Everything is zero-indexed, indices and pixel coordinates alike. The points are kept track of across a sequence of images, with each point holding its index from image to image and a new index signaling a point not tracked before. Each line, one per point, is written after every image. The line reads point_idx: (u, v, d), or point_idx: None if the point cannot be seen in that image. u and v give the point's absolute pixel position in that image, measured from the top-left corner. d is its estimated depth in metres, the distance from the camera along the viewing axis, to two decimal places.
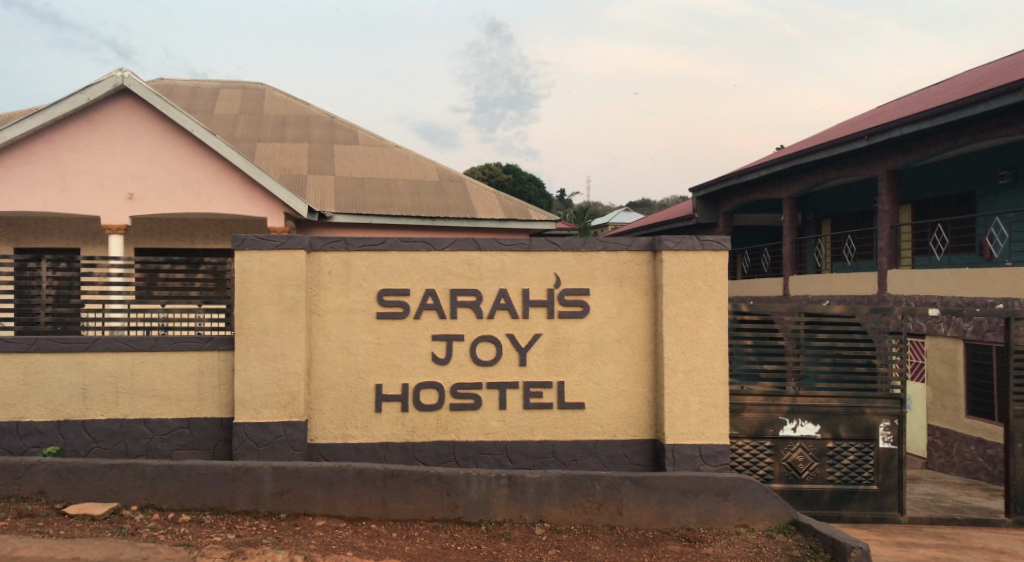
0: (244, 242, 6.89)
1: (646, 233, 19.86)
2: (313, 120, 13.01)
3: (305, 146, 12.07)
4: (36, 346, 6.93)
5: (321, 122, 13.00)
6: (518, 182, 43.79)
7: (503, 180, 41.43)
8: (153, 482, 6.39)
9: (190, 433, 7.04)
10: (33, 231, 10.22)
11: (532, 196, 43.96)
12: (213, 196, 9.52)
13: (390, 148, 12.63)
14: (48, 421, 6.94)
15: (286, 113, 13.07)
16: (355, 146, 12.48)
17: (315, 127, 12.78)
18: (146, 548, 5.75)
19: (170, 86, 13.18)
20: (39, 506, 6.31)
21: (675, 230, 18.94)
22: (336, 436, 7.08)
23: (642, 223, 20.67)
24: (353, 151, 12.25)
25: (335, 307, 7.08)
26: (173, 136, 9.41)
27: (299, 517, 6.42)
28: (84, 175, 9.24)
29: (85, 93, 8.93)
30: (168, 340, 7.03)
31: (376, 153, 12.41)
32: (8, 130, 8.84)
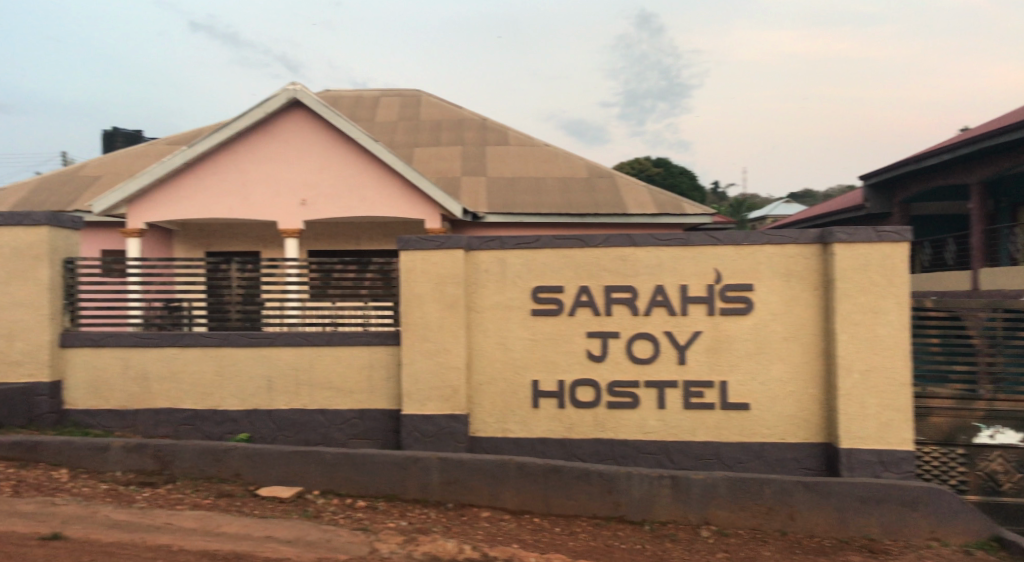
0: (409, 242, 7.21)
1: (811, 224, 18.82)
2: (467, 123, 13.35)
3: (458, 149, 12.46)
4: (229, 340, 7.56)
5: (473, 124, 13.34)
6: (668, 177, 42.96)
7: (655, 174, 40.80)
8: (332, 469, 6.84)
9: (363, 423, 7.48)
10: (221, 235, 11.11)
11: (684, 190, 42.94)
12: (376, 200, 10.00)
13: (541, 146, 12.73)
14: (240, 410, 7.56)
15: (441, 117, 13.54)
16: (506, 146, 12.71)
17: (467, 129, 13.15)
18: (328, 531, 6.15)
19: (335, 97, 14.07)
20: (236, 486, 6.86)
21: (844, 221, 17.83)
22: (497, 430, 7.25)
23: (806, 215, 19.63)
24: (504, 151, 12.48)
25: (493, 304, 7.24)
26: (341, 145, 9.97)
27: (466, 508, 6.64)
28: (263, 183, 9.98)
29: (262, 107, 9.64)
30: (342, 335, 7.54)
31: (527, 152, 12.56)
32: (200, 144, 9.69)
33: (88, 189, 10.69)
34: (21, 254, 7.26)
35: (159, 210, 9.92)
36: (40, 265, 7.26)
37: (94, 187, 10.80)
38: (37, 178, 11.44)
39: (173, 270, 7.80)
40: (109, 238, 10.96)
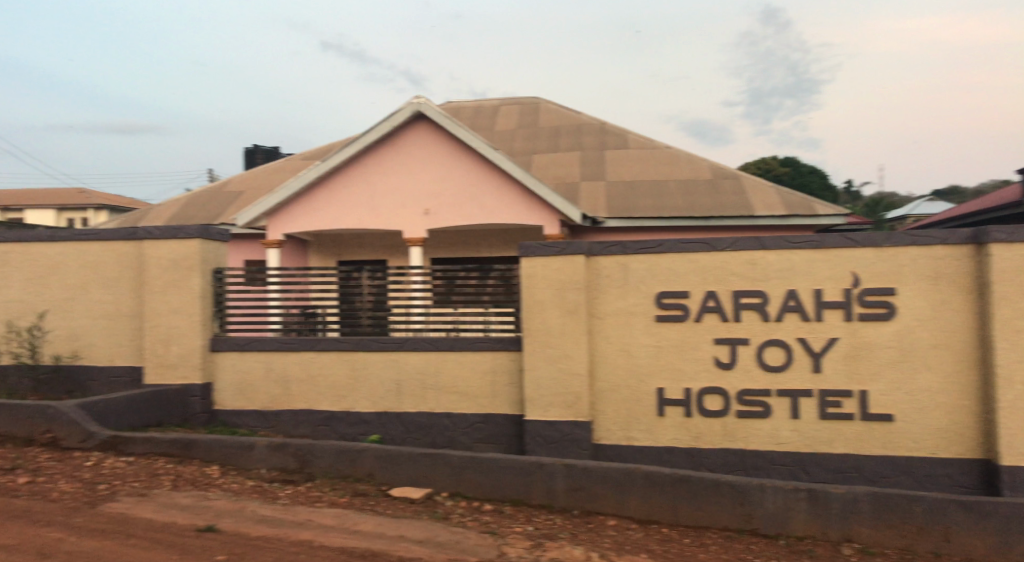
0: (530, 249, 7.28)
1: (961, 224, 17.47)
2: (585, 129, 13.33)
3: (577, 154, 12.47)
4: (361, 345, 7.88)
5: (592, 129, 13.32)
6: (797, 176, 41.12)
7: (782, 174, 39.16)
8: (460, 472, 6.99)
9: (487, 427, 7.61)
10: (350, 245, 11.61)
11: (812, 190, 40.98)
12: (497, 207, 10.15)
13: (661, 149, 12.53)
14: (371, 412, 7.86)
15: (559, 123, 13.61)
16: (625, 149, 12.59)
17: (586, 134, 13.14)
18: (458, 533, 6.27)
19: (456, 107, 14.45)
20: (369, 486, 7.14)
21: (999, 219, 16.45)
22: (621, 437, 7.18)
23: (955, 214, 18.25)
24: (623, 155, 12.37)
25: (616, 310, 7.17)
26: (463, 155, 10.19)
27: (592, 515, 6.61)
28: (390, 194, 10.36)
29: (389, 121, 10.00)
30: (465, 341, 7.67)
31: (646, 155, 12.39)
32: (332, 159, 10.18)
33: (232, 204, 11.48)
34: (176, 265, 7.82)
35: (295, 223, 10.50)
36: (192, 276, 7.81)
37: (237, 202, 11.58)
38: (187, 195, 12.39)
39: (308, 278, 8.22)
40: (251, 249, 11.72)
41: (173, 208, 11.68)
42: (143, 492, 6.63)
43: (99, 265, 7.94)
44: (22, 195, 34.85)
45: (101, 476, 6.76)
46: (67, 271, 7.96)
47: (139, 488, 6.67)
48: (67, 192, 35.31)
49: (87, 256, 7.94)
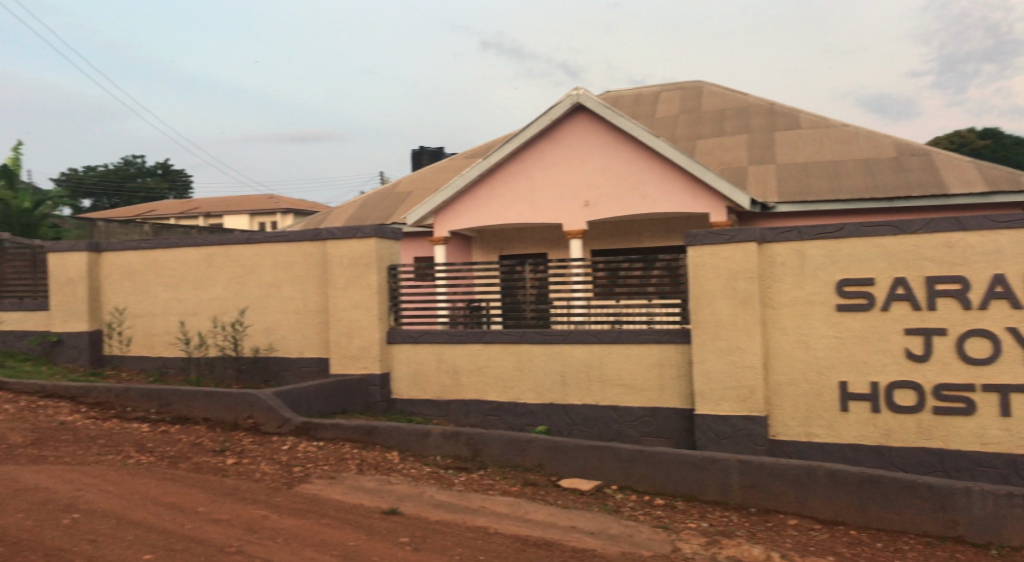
0: (696, 238, 7.08)
1: None
2: (752, 110, 12.77)
3: (743, 137, 11.98)
4: (526, 338, 8.00)
5: (759, 110, 12.73)
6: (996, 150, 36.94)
7: (978, 147, 35.36)
8: (629, 465, 6.93)
9: (655, 421, 7.49)
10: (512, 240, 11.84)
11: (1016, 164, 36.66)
12: (659, 196, 9.94)
13: (836, 127, 11.73)
14: (538, 404, 7.96)
15: (724, 106, 13.13)
16: (796, 130, 11.91)
17: (752, 116, 12.59)
18: (630, 526, 6.22)
19: (616, 97, 14.36)
20: (539, 476, 7.25)
21: None
22: (800, 434, 6.80)
23: None
24: (794, 136, 11.72)
25: (793, 300, 6.80)
26: (623, 144, 10.08)
27: (771, 513, 6.32)
28: (550, 187, 10.45)
29: (548, 115, 10.09)
30: (631, 333, 7.59)
31: (820, 134, 11.66)
32: (493, 156, 10.43)
33: (402, 204, 12.07)
34: (355, 263, 8.31)
35: (459, 220, 10.85)
36: (370, 273, 8.26)
37: (406, 202, 12.17)
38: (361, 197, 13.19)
39: (474, 272, 8.44)
40: (419, 246, 12.28)
41: (348, 210, 12.46)
42: (333, 475, 7.12)
43: (289, 265, 8.61)
44: (221, 202, 38.70)
45: (295, 459, 7.35)
46: (261, 271, 8.70)
47: (329, 471, 7.18)
48: (257, 199, 38.78)
49: (278, 257, 8.64)
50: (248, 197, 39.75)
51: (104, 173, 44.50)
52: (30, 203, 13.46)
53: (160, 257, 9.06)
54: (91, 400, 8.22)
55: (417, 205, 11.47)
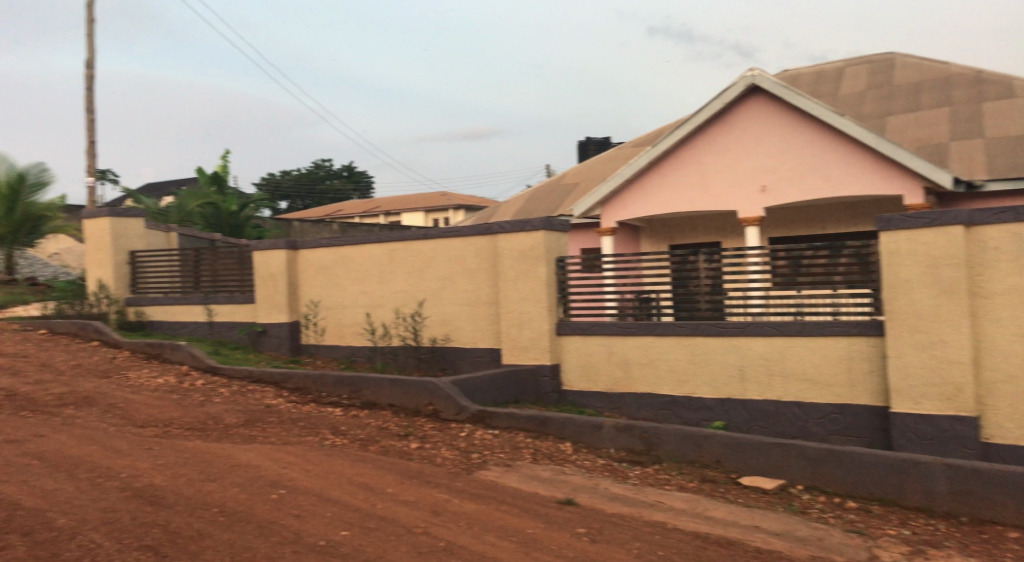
0: (890, 222, 6.55)
1: None
2: (954, 80, 11.63)
3: (942, 110, 10.95)
4: (700, 330, 7.76)
5: (963, 79, 11.56)
6: None
7: None
8: (817, 464, 6.56)
9: (845, 419, 7.03)
10: (682, 229, 11.56)
11: None
12: (845, 178, 9.29)
13: None
14: (714, 398, 7.72)
15: (920, 77, 12.07)
16: (1008, 98, 10.69)
17: (954, 86, 11.47)
18: (820, 529, 5.86)
19: (796, 76, 13.67)
20: (718, 473, 7.02)
21: None
22: (1020, 437, 6.10)
23: None
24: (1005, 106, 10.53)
25: (1009, 288, 6.11)
26: (803, 125, 9.52)
27: (986, 524, 5.73)
28: (723, 173, 10.09)
29: (721, 98, 9.74)
30: (816, 325, 7.16)
31: None
32: (662, 143, 10.23)
33: (569, 196, 12.16)
34: (525, 255, 8.43)
35: (628, 209, 10.77)
36: (538, 264, 8.35)
37: (573, 193, 12.24)
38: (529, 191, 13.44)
39: (643, 263, 8.26)
40: (587, 237, 12.32)
41: (517, 203, 12.74)
42: (509, 462, 7.31)
43: (463, 259, 8.90)
44: (399, 201, 40.92)
45: (473, 446, 7.61)
46: (437, 265, 9.07)
47: (505, 459, 7.37)
48: (429, 196, 40.66)
49: (453, 251, 8.96)
50: (421, 195, 41.77)
51: (299, 177, 49.22)
52: (237, 206, 15.02)
53: (347, 253, 9.70)
54: (291, 385, 8.95)
55: (584, 196, 11.50)
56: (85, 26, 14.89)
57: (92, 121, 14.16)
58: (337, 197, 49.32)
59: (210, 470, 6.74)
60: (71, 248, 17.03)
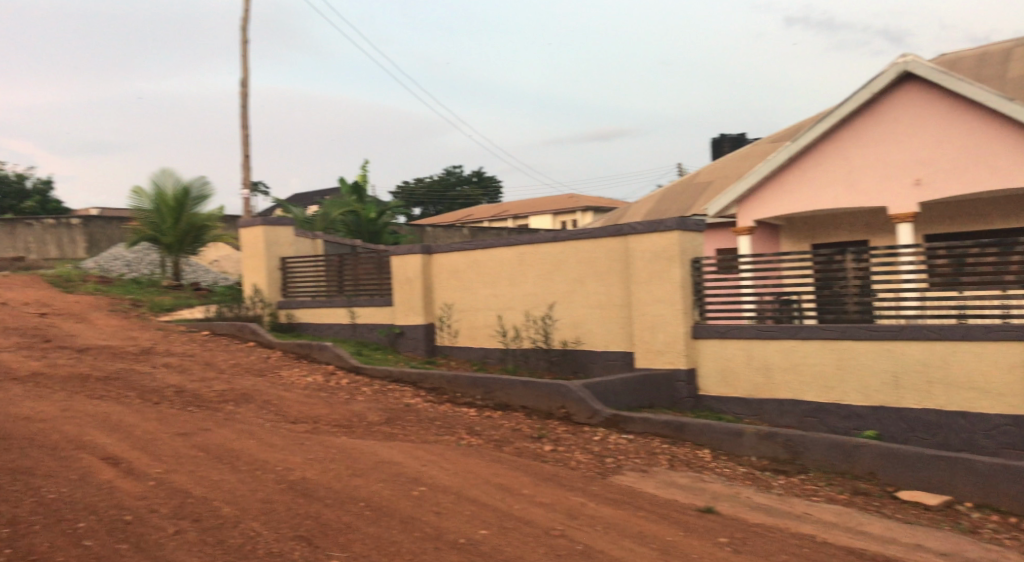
0: None
1: None
2: None
3: None
4: (848, 333, 7.34)
5: None
6: None
7: None
8: (987, 481, 6.04)
9: (1020, 432, 6.43)
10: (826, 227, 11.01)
11: None
12: (1013, 168, 8.49)
13: None
14: (866, 406, 7.27)
15: None
16: None
17: None
18: (994, 551, 5.38)
19: (955, 61, 12.72)
20: (872, 485, 6.61)
21: None
22: None
23: None
24: None
25: None
26: (963, 112, 8.82)
27: None
28: (871, 167, 9.54)
29: (868, 88, 9.22)
30: (982, 329, 6.59)
31: None
32: (803, 138, 9.82)
33: (703, 195, 11.90)
34: (658, 256, 8.27)
35: (766, 207, 10.42)
36: (673, 266, 8.15)
37: (707, 193, 11.97)
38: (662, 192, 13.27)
39: (784, 263, 7.91)
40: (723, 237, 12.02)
41: (649, 204, 12.60)
42: (645, 468, 7.18)
43: (594, 261, 8.85)
44: (527, 204, 41.41)
45: (608, 450, 7.54)
46: (568, 267, 9.07)
47: (641, 464, 7.25)
48: (555, 198, 40.95)
49: (584, 253, 8.93)
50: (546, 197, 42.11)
51: (432, 183, 50.64)
52: (375, 213, 15.70)
53: (478, 256, 9.88)
54: (428, 386, 9.22)
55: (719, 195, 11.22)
56: (241, 48, 16.04)
57: (247, 136, 15.20)
58: (465, 201, 50.55)
59: (356, 465, 7.02)
60: (228, 254, 18.38)
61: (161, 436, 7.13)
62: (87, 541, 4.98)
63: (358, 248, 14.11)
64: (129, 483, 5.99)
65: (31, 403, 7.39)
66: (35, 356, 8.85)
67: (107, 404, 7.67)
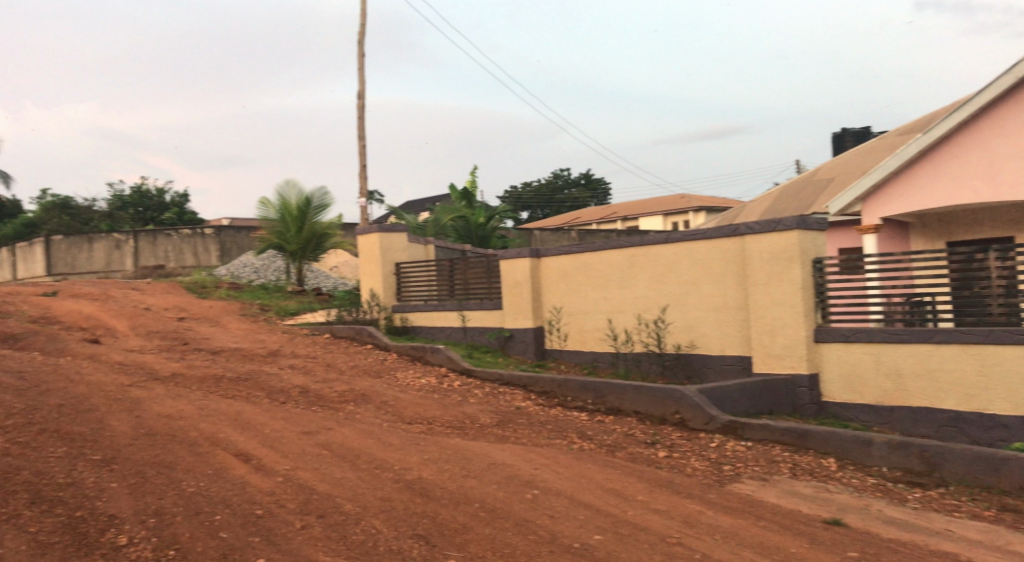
0: None
1: None
2: None
3: None
4: (992, 338, 6.81)
5: None
6: None
7: None
8: None
9: None
10: (964, 223, 10.33)
11: None
12: None
13: None
14: (1013, 416, 6.73)
15: None
16: None
17: None
18: None
19: None
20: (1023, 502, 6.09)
21: None
22: None
23: None
24: None
25: None
26: None
27: None
28: (1016, 157, 8.85)
29: (1013, 72, 8.52)
30: None
31: None
32: (936, 129, 9.22)
33: (825, 193, 11.41)
34: (776, 257, 7.98)
35: (895, 203, 9.88)
36: (793, 267, 7.84)
37: (829, 190, 11.47)
38: (779, 189, 12.81)
39: (915, 263, 7.45)
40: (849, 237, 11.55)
41: (767, 203, 12.20)
42: (765, 476, 6.92)
43: (708, 263, 8.64)
44: (635, 206, 41.00)
45: (726, 457, 7.32)
46: (681, 270, 8.90)
47: (761, 473, 6.99)
48: (664, 200, 40.28)
49: (698, 255, 8.73)
50: (653, 199, 41.47)
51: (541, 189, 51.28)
52: (484, 217, 15.96)
53: (588, 259, 9.85)
54: (538, 389, 9.25)
55: (843, 192, 10.73)
56: (357, 62, 16.66)
57: (363, 147, 15.79)
58: (570, 204, 50.48)
59: (470, 466, 7.12)
60: (347, 260, 19.13)
61: (288, 434, 7.49)
62: (223, 532, 5.28)
63: (469, 253, 14.38)
64: (260, 479, 6.31)
65: (173, 401, 7.93)
66: (176, 357, 9.50)
67: (240, 403, 8.14)
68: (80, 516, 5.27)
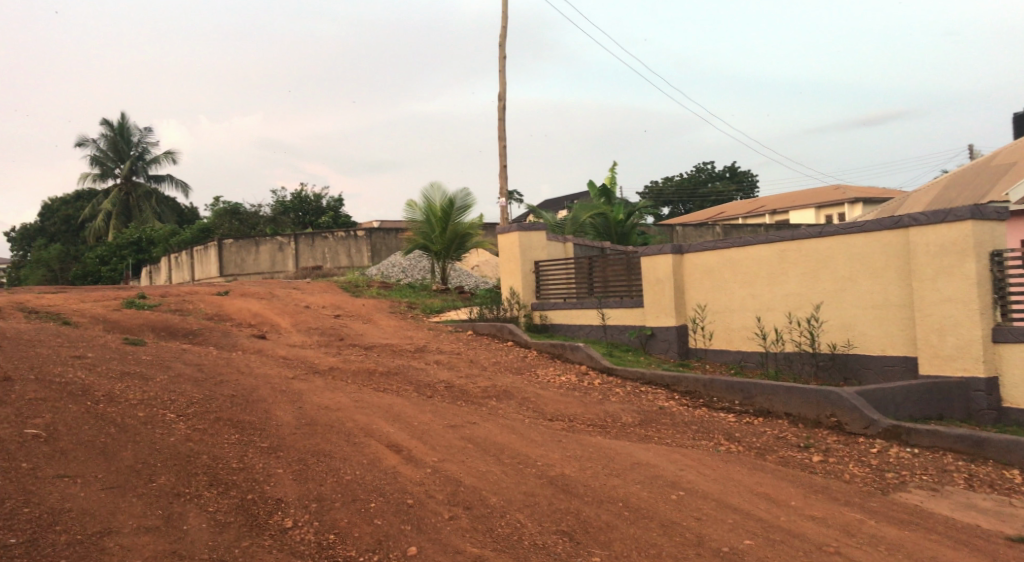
0: None
1: None
2: None
3: None
4: None
5: None
6: None
7: None
8: None
9: None
10: None
11: None
12: None
13: None
14: None
15: None
16: None
17: None
18: None
19: None
20: None
21: None
22: None
23: None
24: None
25: None
26: None
27: None
28: None
29: None
30: None
31: None
32: None
33: (1005, 179, 10.40)
34: (946, 251, 7.37)
35: None
36: (966, 261, 7.19)
37: (1010, 176, 10.46)
38: (951, 177, 11.83)
39: None
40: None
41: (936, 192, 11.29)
42: (936, 487, 6.40)
43: (868, 258, 8.13)
44: (787, 198, 39.09)
45: (889, 464, 6.84)
46: (838, 264, 8.42)
47: (931, 482, 6.47)
48: (815, 193, 38.15)
49: (856, 249, 8.23)
50: (803, 192, 39.39)
51: (682, 181, 50.19)
52: (622, 214, 15.91)
53: (735, 255, 9.51)
54: (682, 388, 9.05)
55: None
56: (499, 64, 16.98)
57: (503, 147, 16.08)
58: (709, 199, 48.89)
59: (613, 465, 7.07)
60: (488, 260, 19.59)
61: (435, 427, 7.75)
62: (377, 519, 5.54)
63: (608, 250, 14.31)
64: (410, 470, 6.56)
65: (331, 394, 8.43)
66: (332, 352, 10.09)
67: (391, 396, 8.51)
68: (252, 498, 5.71)
